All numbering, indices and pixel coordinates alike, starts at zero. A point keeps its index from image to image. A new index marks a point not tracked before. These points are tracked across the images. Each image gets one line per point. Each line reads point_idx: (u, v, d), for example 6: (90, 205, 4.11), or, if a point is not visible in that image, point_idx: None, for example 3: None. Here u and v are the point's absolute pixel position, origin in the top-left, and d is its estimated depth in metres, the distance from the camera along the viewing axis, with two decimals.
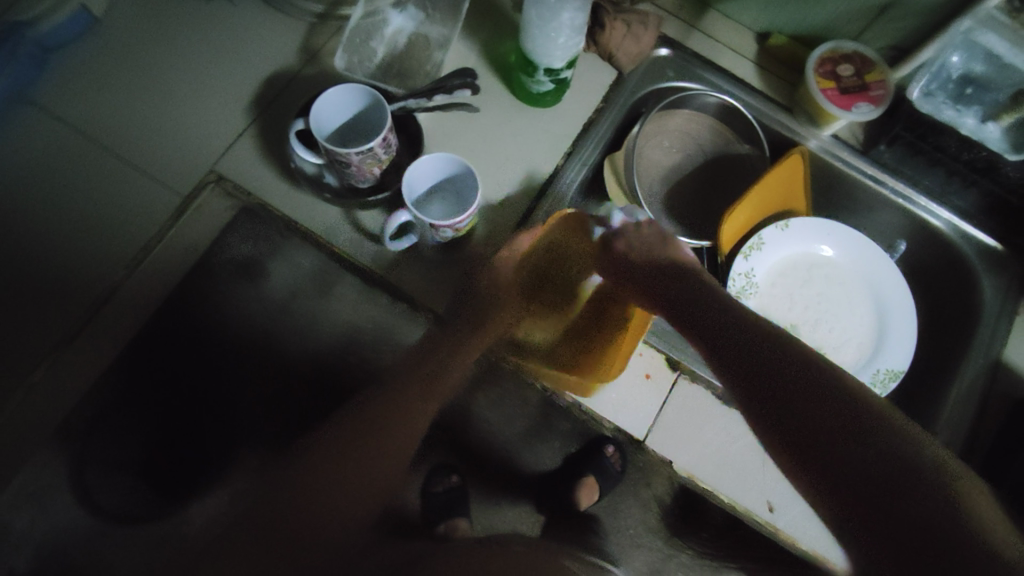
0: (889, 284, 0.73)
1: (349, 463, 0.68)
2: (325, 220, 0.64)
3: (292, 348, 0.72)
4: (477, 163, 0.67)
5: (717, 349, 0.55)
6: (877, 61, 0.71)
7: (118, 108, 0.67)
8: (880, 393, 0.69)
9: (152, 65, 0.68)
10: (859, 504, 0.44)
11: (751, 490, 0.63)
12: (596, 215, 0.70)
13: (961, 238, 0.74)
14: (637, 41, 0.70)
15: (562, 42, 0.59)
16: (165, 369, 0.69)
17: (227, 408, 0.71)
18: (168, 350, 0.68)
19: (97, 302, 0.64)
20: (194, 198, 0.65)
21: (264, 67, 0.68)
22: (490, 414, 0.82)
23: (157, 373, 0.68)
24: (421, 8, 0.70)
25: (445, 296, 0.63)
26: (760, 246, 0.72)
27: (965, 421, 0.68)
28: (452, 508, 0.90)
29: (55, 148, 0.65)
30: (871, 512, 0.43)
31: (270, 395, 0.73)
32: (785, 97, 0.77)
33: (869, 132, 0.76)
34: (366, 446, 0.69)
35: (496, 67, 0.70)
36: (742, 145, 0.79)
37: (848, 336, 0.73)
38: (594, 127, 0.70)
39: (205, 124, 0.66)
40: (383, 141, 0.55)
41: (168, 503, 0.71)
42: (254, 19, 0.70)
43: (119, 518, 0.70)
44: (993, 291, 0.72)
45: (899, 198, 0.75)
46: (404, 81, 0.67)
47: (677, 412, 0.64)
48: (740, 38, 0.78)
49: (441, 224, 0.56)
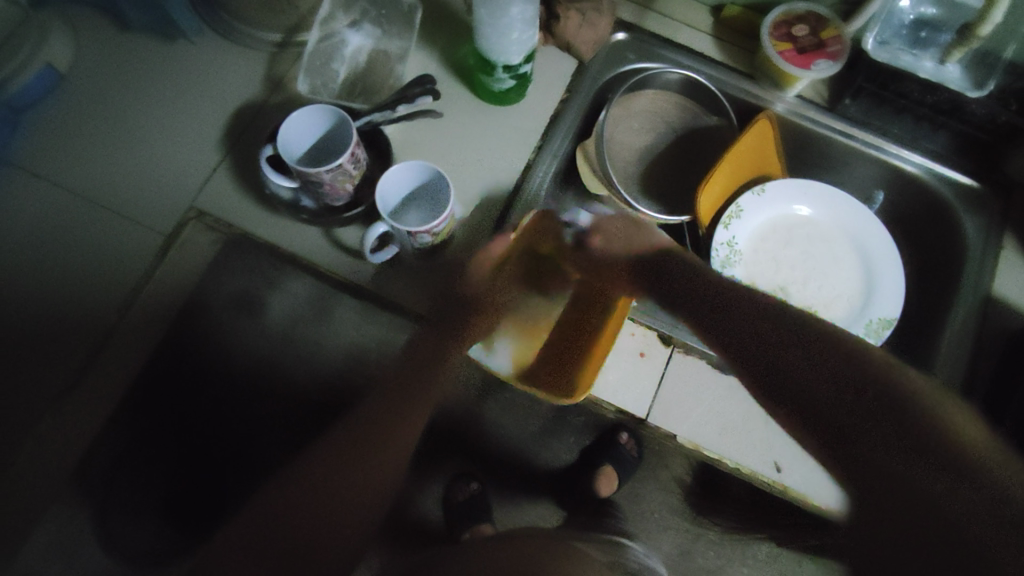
0: (870, 234, 0.74)
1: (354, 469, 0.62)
2: (306, 242, 0.65)
3: (298, 373, 0.76)
4: (450, 167, 0.68)
5: (727, 336, 0.60)
6: (830, 17, 0.72)
7: (92, 157, 0.68)
8: (875, 342, 0.69)
9: (122, 112, 0.69)
10: (881, 477, 0.48)
11: (757, 452, 0.65)
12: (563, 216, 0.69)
13: (937, 180, 0.74)
14: (594, 29, 0.71)
15: (516, 37, 0.60)
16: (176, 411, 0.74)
17: (237, 442, 0.77)
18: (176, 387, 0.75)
19: (93, 349, 0.64)
20: (178, 235, 0.66)
21: (231, 101, 0.69)
22: (504, 416, 0.84)
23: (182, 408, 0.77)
24: (377, 25, 0.71)
25: (432, 300, 0.64)
26: (739, 214, 0.74)
27: (964, 358, 0.69)
28: (475, 515, 0.85)
29: (36, 204, 0.66)
30: (885, 480, 0.48)
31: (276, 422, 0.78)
32: (745, 65, 0.78)
33: (833, 89, 0.77)
34: (371, 454, 0.62)
35: (456, 72, 0.71)
36: (710, 117, 0.79)
37: (837, 292, 0.74)
38: (561, 118, 0.71)
39: (180, 163, 0.67)
40: (351, 155, 0.56)
41: (186, 539, 0.75)
42: (216, 56, 0.71)
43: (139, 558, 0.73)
44: (976, 229, 0.73)
45: (870, 149, 0.75)
46: (369, 97, 0.68)
47: (674, 385, 0.66)
48: (694, 13, 0.79)
49: (418, 231, 0.57)
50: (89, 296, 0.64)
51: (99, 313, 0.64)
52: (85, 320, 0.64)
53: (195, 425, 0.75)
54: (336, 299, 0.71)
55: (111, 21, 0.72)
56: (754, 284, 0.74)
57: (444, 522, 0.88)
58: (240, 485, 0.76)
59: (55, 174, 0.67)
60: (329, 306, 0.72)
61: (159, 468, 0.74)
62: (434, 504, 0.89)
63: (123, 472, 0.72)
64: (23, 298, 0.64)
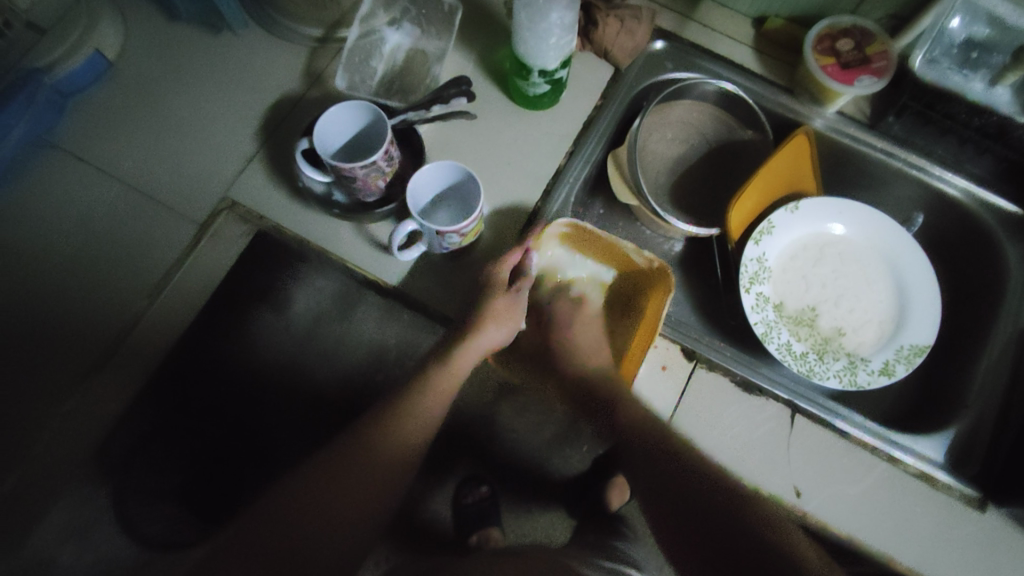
0: (907, 258, 0.73)
1: (343, 475, 0.56)
2: (335, 236, 0.65)
3: (321, 372, 0.76)
4: (481, 169, 0.68)
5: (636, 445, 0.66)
6: (877, 32, 0.70)
7: (133, 143, 0.69)
8: (906, 369, 0.67)
9: (163, 102, 0.70)
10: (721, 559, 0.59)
11: (777, 474, 0.62)
12: (623, 243, 0.64)
13: (979, 204, 0.72)
14: (632, 36, 0.71)
15: (555, 42, 0.60)
16: (205, 399, 0.72)
17: (269, 436, 0.74)
18: (205, 383, 0.72)
19: (123, 331, 0.65)
20: (211, 223, 0.67)
21: (269, 93, 0.70)
22: (516, 423, 0.81)
23: (198, 402, 0.72)
24: (416, 25, 0.72)
25: (458, 301, 0.64)
26: (771, 230, 0.72)
27: (997, 391, 0.66)
28: (486, 518, 0.84)
29: (78, 185, 0.68)
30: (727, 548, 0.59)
31: (310, 402, 0.75)
32: (784, 79, 0.76)
33: (875, 107, 0.75)
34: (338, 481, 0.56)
35: (492, 74, 0.71)
36: (746, 131, 0.79)
37: (868, 316, 0.72)
38: (595, 123, 0.71)
39: (217, 151, 0.69)
40: (385, 153, 0.57)
41: (206, 524, 0.72)
42: (258, 48, 0.72)
43: (162, 544, 0.72)
44: (1017, 258, 0.70)
45: (911, 169, 0.73)
46: (407, 95, 0.69)
47: (697, 400, 0.64)
48: (736, 24, 0.78)
49: (446, 230, 0.57)
50: (121, 283, 0.66)
51: (132, 296, 0.66)
52: (113, 305, 0.65)
53: (224, 413, 0.74)
54: (358, 296, 0.73)
55: (159, 10, 0.74)
56: (783, 302, 0.72)
57: (453, 525, 0.86)
58: (260, 479, 0.73)
59: (99, 158, 0.68)
60: (353, 304, 0.74)
61: (177, 455, 0.72)
62: (445, 507, 0.88)
63: (144, 453, 0.71)
64: (55, 280, 0.65)
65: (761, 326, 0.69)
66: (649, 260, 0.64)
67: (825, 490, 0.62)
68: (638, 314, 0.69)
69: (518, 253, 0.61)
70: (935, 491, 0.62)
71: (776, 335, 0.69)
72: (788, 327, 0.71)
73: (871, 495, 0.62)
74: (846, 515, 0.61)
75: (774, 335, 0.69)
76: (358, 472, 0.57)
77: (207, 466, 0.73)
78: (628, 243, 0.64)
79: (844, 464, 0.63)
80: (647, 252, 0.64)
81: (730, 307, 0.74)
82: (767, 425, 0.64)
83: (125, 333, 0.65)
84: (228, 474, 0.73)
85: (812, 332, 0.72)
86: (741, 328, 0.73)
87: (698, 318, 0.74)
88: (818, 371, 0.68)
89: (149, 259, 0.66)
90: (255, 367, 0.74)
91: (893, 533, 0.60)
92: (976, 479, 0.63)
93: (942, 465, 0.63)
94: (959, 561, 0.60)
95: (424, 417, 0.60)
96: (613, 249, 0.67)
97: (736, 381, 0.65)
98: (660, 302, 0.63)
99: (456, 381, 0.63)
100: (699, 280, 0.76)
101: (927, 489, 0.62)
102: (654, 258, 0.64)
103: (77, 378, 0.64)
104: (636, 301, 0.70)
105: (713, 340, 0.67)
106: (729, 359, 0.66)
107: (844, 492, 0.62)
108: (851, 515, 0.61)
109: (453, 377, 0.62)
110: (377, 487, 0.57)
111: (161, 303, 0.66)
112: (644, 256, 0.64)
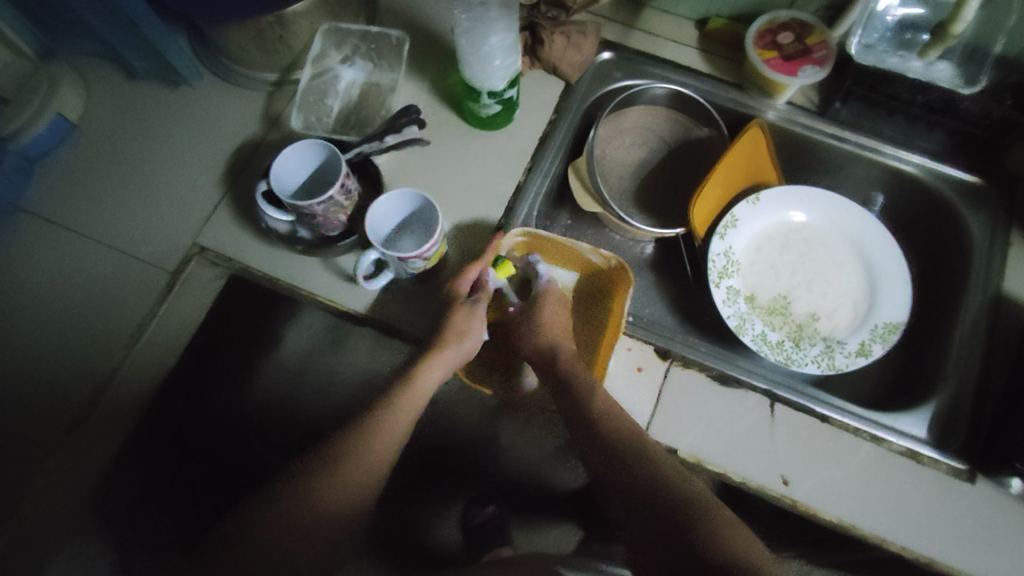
0: (871, 236, 0.73)
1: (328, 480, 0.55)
2: (305, 272, 0.66)
3: (314, 406, 0.86)
4: (442, 192, 0.70)
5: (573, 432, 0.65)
6: (814, 24, 0.72)
7: (100, 200, 0.71)
8: (882, 347, 0.68)
9: (127, 158, 0.72)
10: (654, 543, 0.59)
11: (762, 465, 0.62)
12: (582, 247, 0.66)
13: (937, 178, 0.73)
14: (579, 50, 0.73)
15: (499, 63, 0.62)
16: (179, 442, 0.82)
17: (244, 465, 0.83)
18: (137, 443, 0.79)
19: (100, 384, 0.66)
20: (182, 271, 0.68)
21: (230, 139, 0.72)
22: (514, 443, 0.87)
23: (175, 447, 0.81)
24: (368, 59, 0.74)
25: (427, 322, 0.65)
26: (735, 224, 0.73)
27: (975, 360, 0.66)
28: (493, 538, 0.84)
29: (46, 247, 0.69)
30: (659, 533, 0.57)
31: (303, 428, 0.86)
32: (733, 75, 0.78)
33: (823, 94, 0.76)
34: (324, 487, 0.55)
35: (447, 100, 0.73)
36: (702, 129, 0.80)
37: (839, 299, 0.73)
38: (551, 138, 0.72)
39: (184, 201, 0.70)
40: (341, 187, 0.58)
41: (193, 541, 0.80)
42: (216, 97, 0.74)
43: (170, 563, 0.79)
44: (980, 227, 0.71)
45: (865, 151, 0.74)
46: (363, 128, 0.71)
47: (675, 397, 0.64)
48: (680, 27, 0.79)
49: (409, 255, 0.58)
50: (96, 338, 0.66)
51: (108, 351, 0.66)
52: (91, 361, 0.66)
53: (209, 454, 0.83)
54: (350, 330, 0.87)
55: (119, 71, 0.76)
56: (755, 294, 0.73)
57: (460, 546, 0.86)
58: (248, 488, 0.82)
59: (67, 219, 0.70)
60: (344, 334, 0.88)
61: (168, 504, 0.80)
62: (451, 527, 0.88)
63: (146, 504, 0.80)
64: (32, 340, 0.66)
65: (735, 319, 0.69)
66: (607, 258, 0.66)
67: (811, 475, 0.61)
68: (604, 315, 0.70)
69: (473, 266, 0.64)
70: (923, 467, 0.62)
71: (750, 326, 0.70)
72: (761, 318, 0.72)
73: (860, 478, 0.61)
74: (837, 499, 0.61)
75: (748, 326, 0.70)
76: (314, 501, 0.54)
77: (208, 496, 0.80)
78: (586, 248, 0.66)
79: (828, 448, 0.62)
80: (608, 253, 0.66)
81: (703, 304, 0.75)
82: (748, 417, 0.63)
83: (105, 385, 0.66)
84: (172, 512, 0.80)
85: (786, 321, 0.72)
86: (716, 323, 0.73)
87: (671, 317, 0.75)
88: (796, 357, 0.68)
89: (123, 314, 0.67)
90: (258, 406, 0.85)
91: (885, 513, 0.60)
92: (961, 451, 0.62)
93: (926, 440, 0.63)
94: (954, 535, 0.59)
95: (386, 438, 0.59)
96: (570, 252, 0.68)
97: (712, 375, 0.65)
98: (621, 302, 0.65)
99: (421, 400, 0.63)
100: (671, 280, 0.77)
101: (914, 466, 0.62)
102: (611, 256, 0.66)
103: (57, 436, 0.66)
104: (600, 300, 0.71)
105: (687, 338, 0.67)
106: (702, 354, 0.66)
107: (830, 476, 0.61)
108: (841, 497, 0.61)
109: (416, 397, 0.63)
110: (342, 508, 0.55)
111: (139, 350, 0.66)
112: (602, 255, 0.66)
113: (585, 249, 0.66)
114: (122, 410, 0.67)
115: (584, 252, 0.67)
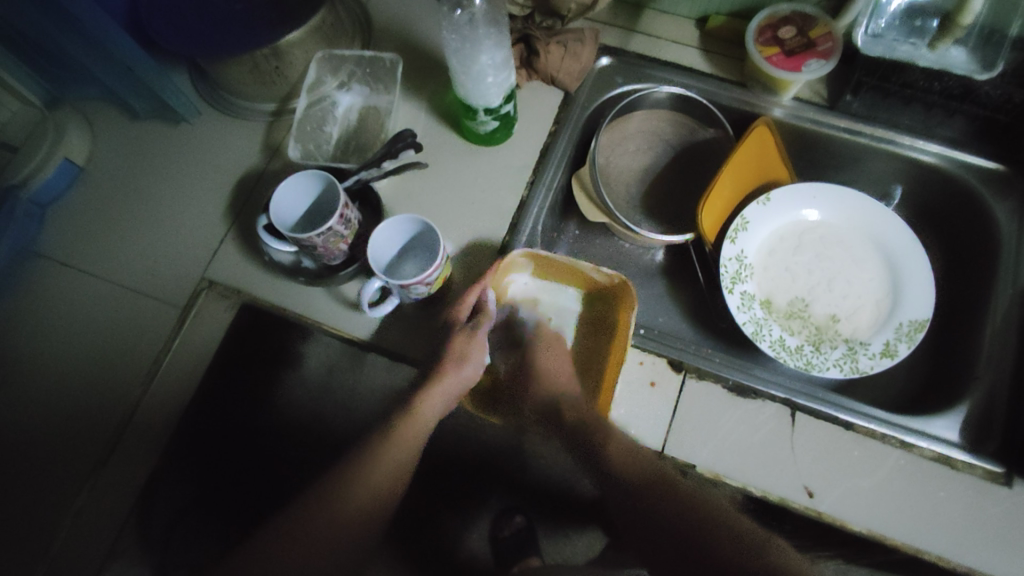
0: (889, 230, 0.71)
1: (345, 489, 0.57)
2: (309, 301, 0.67)
3: (342, 423, 0.77)
4: (444, 211, 0.69)
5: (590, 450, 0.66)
6: (817, 15, 0.70)
7: (111, 241, 0.72)
8: (909, 346, 0.65)
9: (135, 197, 0.73)
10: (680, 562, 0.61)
11: (784, 477, 0.59)
12: (581, 263, 0.65)
13: (958, 167, 0.70)
14: (576, 58, 0.71)
15: (492, 80, 0.61)
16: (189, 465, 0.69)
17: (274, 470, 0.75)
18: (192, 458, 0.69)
19: (120, 424, 0.65)
20: (191, 307, 0.68)
21: (234, 172, 0.73)
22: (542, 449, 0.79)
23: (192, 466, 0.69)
24: (364, 84, 0.74)
25: (426, 345, 0.64)
26: (746, 226, 0.71)
27: (1008, 358, 0.63)
28: (523, 548, 0.85)
29: (62, 290, 0.70)
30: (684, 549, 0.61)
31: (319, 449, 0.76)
32: (736, 73, 0.75)
33: (832, 87, 0.73)
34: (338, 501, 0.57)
35: (444, 118, 0.73)
36: (707, 130, 0.79)
37: (861, 300, 0.70)
38: (551, 151, 0.71)
39: (192, 235, 0.71)
40: (340, 217, 0.57)
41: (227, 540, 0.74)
42: (218, 130, 0.75)
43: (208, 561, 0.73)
44: (1008, 214, 0.67)
45: (881, 144, 0.71)
46: (363, 153, 0.70)
47: (690, 412, 0.62)
48: (679, 27, 0.77)
49: (411, 282, 0.58)
50: (114, 376, 0.67)
51: (127, 388, 0.67)
52: (112, 396, 0.67)
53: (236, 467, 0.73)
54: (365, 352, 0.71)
55: (123, 111, 0.77)
56: (771, 299, 0.71)
57: (492, 559, 0.87)
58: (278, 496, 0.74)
59: (80, 261, 0.71)
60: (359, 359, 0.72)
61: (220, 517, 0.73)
62: (479, 537, 0.88)
63: (188, 520, 0.71)
64: (51, 380, 0.67)
65: (751, 326, 0.67)
66: (610, 276, 0.65)
67: (836, 486, 0.59)
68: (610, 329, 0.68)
69: (473, 291, 0.63)
70: (957, 473, 0.59)
71: (767, 332, 0.68)
72: (779, 323, 0.70)
73: (889, 486, 0.59)
74: (864, 510, 0.58)
75: (765, 332, 0.68)
76: (338, 511, 0.56)
77: (233, 508, 0.74)
78: (588, 266, 0.65)
79: (854, 457, 0.60)
80: (610, 270, 0.65)
81: (718, 310, 0.73)
82: (766, 427, 0.61)
83: (129, 422, 0.65)
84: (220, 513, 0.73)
85: (805, 324, 0.70)
86: (731, 330, 0.71)
87: (685, 326, 0.73)
88: (816, 362, 0.66)
89: (138, 349, 0.68)
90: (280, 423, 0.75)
91: (919, 523, 0.58)
92: (997, 454, 0.59)
93: (960, 445, 0.60)
94: (990, 543, 0.56)
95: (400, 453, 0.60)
96: (572, 271, 0.67)
97: (729, 386, 0.63)
98: (626, 318, 0.63)
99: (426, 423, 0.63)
100: (684, 286, 0.76)
101: (948, 472, 0.59)
102: (614, 274, 0.65)
103: (80, 479, 0.64)
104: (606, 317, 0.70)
105: (700, 348, 0.66)
106: (718, 366, 0.64)
107: (857, 486, 0.59)
108: (869, 507, 0.58)
109: (421, 421, 0.62)
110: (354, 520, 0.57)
111: (157, 385, 0.66)
112: (604, 273, 0.64)
113: (586, 266, 0.65)
114: (146, 442, 0.65)
115: (583, 269, 0.66)
